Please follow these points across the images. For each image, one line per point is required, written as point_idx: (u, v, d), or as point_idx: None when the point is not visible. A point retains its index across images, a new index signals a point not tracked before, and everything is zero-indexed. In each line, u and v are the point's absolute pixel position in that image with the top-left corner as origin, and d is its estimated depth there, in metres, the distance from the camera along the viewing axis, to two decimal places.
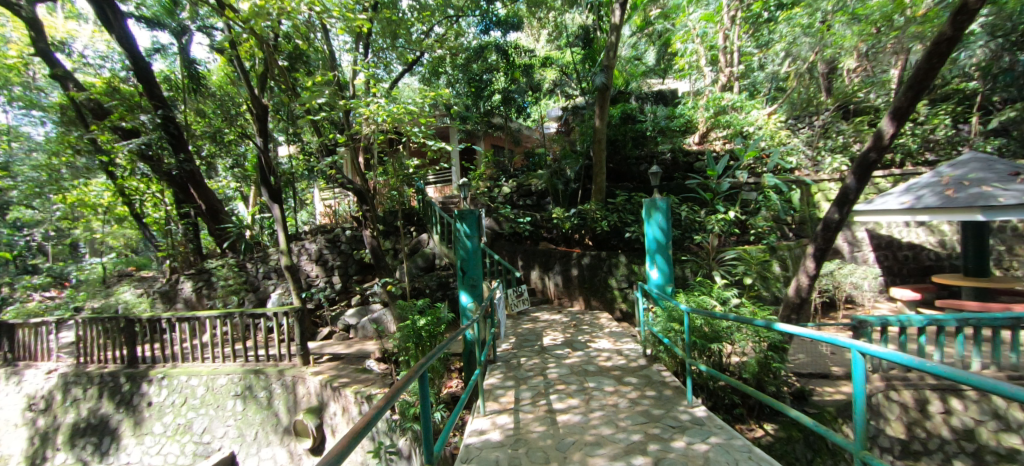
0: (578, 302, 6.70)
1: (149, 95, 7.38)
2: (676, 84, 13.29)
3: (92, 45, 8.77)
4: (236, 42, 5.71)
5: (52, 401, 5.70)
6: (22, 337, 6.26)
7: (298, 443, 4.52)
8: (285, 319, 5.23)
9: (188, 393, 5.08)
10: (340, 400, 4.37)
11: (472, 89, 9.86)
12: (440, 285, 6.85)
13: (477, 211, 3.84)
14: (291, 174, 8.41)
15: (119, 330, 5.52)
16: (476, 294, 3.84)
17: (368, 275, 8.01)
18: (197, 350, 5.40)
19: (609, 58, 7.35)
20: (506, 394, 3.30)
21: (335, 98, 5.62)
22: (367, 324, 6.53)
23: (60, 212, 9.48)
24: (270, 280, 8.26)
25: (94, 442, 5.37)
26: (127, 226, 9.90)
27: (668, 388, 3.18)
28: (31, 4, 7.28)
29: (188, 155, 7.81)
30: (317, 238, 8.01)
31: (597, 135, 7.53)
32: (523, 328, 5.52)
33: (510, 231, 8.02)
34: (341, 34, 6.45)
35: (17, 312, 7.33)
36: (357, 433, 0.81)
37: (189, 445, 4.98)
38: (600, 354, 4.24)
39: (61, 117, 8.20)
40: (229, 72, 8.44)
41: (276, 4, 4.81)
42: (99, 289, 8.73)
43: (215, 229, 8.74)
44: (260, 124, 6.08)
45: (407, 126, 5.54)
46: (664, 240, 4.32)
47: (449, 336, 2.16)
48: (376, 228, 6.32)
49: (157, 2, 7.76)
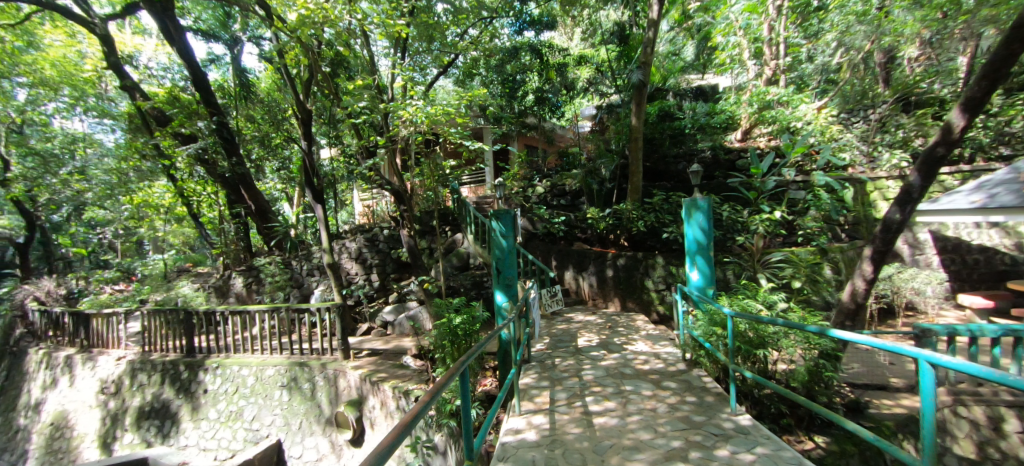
0: (613, 303, 6.59)
1: (206, 103, 7.87)
2: (717, 80, 12.76)
3: (155, 57, 9.48)
4: (284, 51, 6.02)
5: (122, 385, 6.21)
6: (96, 326, 6.88)
7: (338, 434, 4.67)
8: (327, 315, 5.45)
9: (240, 383, 5.41)
10: (379, 394, 4.50)
11: (506, 90, 9.92)
12: (475, 284, 6.96)
13: (513, 210, 3.81)
14: (334, 176, 8.75)
15: (179, 321, 5.97)
16: (512, 294, 3.83)
17: (405, 273, 8.15)
18: (247, 342, 5.74)
19: (646, 55, 7.19)
20: (542, 394, 3.28)
21: (375, 102, 5.81)
22: (404, 321, 6.73)
23: (128, 212, 10.31)
24: (314, 277, 8.61)
25: (157, 425, 5.78)
26: (185, 225, 10.66)
27: (710, 395, 3.07)
28: (104, 21, 7.92)
29: (240, 158, 8.26)
30: (357, 237, 8.32)
31: (634, 133, 7.39)
32: (557, 329, 5.50)
33: (543, 231, 8.03)
34: (380, 40, 6.67)
35: (92, 303, 8.03)
36: (403, 428, 0.83)
37: (240, 431, 5.26)
38: (637, 357, 4.15)
39: (130, 124, 8.93)
40: (276, 80, 8.95)
41: (321, 13, 5.02)
42: (161, 283, 9.43)
43: (264, 228, 9.21)
44: (305, 128, 6.32)
45: (444, 127, 5.67)
46: (705, 240, 4.17)
47: (488, 334, 2.17)
48: (411, 227, 6.45)
49: (213, 16, 8.34)
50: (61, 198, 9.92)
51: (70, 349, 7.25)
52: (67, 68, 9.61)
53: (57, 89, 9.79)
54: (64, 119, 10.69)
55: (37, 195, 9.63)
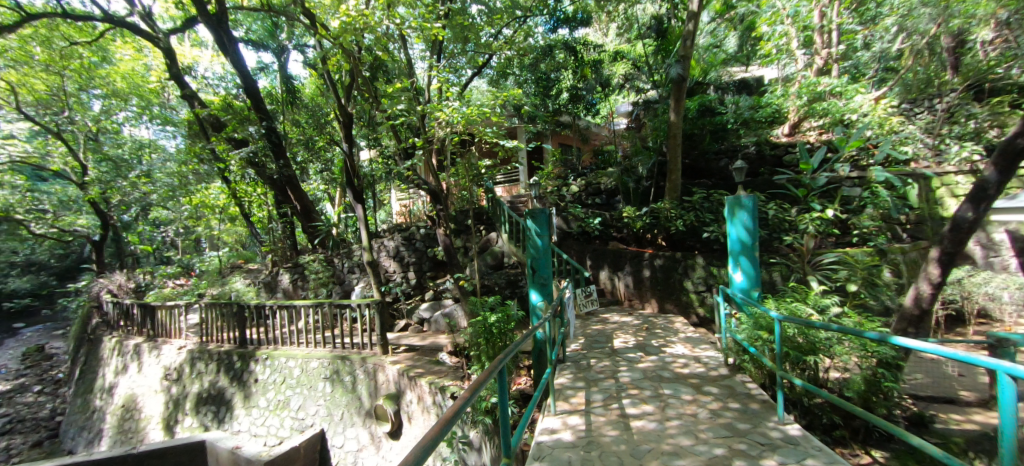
0: (651, 304, 6.44)
1: (256, 109, 8.33)
2: (762, 71, 12.11)
3: (211, 67, 10.16)
4: (327, 58, 6.28)
5: (184, 372, 6.71)
6: (161, 317, 7.47)
7: (377, 426, 4.82)
8: (366, 310, 5.65)
9: (287, 374, 5.71)
10: (416, 389, 4.62)
11: (541, 88, 9.89)
12: (510, 283, 7.03)
13: (548, 209, 3.78)
14: (373, 177, 9.03)
15: (233, 314, 6.38)
16: (547, 293, 3.80)
17: (441, 271, 8.24)
18: (293, 335, 6.04)
19: (686, 48, 6.96)
20: (577, 395, 3.26)
21: (412, 104, 5.96)
22: (440, 318, 6.87)
23: (188, 212, 11.10)
24: (354, 274, 8.93)
25: (213, 411, 6.19)
26: (237, 225, 11.33)
27: (755, 402, 2.93)
28: (167, 36, 8.51)
29: (286, 161, 8.64)
30: (395, 235, 8.55)
31: (672, 130, 7.18)
32: (592, 329, 5.43)
33: (578, 230, 7.97)
34: (417, 43, 6.83)
35: (157, 295, 8.71)
36: (445, 424, 0.86)
37: (287, 420, 5.55)
38: (675, 360, 4.03)
39: (189, 131, 9.60)
40: (319, 85, 9.36)
41: (362, 19, 5.19)
42: (217, 278, 10.10)
43: (309, 227, 9.61)
44: (346, 131, 6.55)
45: (480, 127, 5.74)
46: (749, 240, 3.99)
47: (523, 333, 2.17)
48: (448, 226, 6.52)
49: (262, 27, 8.82)
50: (131, 199, 10.80)
51: (139, 338, 7.91)
52: (134, 81, 10.61)
53: (128, 99, 10.81)
54: (133, 127, 11.63)
55: (111, 197, 10.54)
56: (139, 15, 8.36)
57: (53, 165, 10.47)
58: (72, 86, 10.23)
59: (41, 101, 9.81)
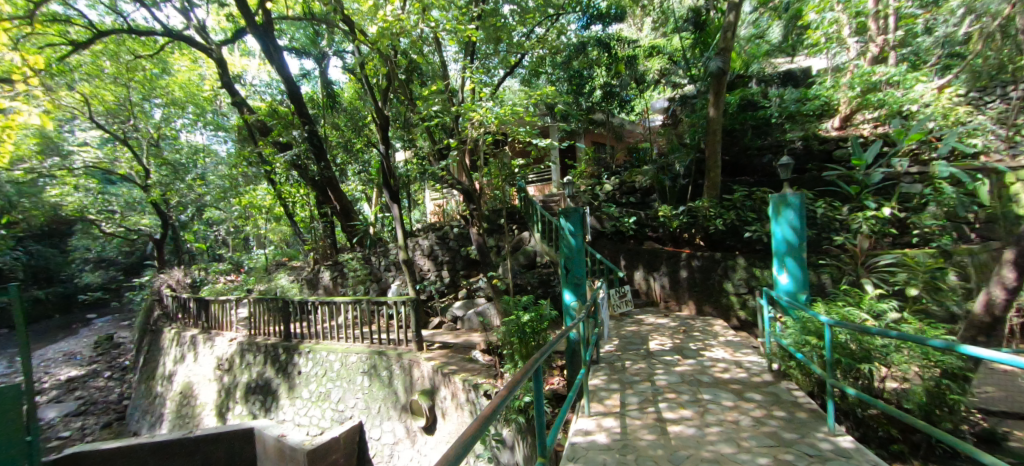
0: (688, 306, 6.26)
1: (299, 114, 8.64)
2: (809, 63, 11.47)
3: (259, 75, 10.78)
4: (365, 62, 6.50)
5: (234, 363, 7.13)
6: (215, 311, 7.98)
7: (413, 421, 4.94)
8: (402, 307, 5.81)
9: (328, 367, 5.95)
10: (450, 386, 4.69)
11: (573, 86, 9.80)
12: (542, 283, 7.00)
13: (582, 208, 3.73)
14: (408, 178, 9.24)
15: (279, 308, 6.72)
16: (580, 293, 3.76)
17: (473, 270, 8.34)
18: (334, 330, 6.29)
19: (726, 40, 6.69)
20: (612, 397, 3.21)
21: (447, 106, 6.05)
22: (473, 316, 6.96)
23: (238, 212, 11.77)
24: (390, 272, 9.18)
25: (261, 400, 6.53)
26: (282, 224, 11.91)
27: (802, 411, 2.79)
28: (219, 47, 9.01)
29: (327, 163, 8.97)
30: (429, 234, 8.73)
31: (711, 125, 6.94)
32: (626, 330, 5.34)
33: (612, 230, 7.85)
34: (451, 46, 6.95)
35: (211, 290, 9.30)
36: (486, 420, 0.86)
37: (328, 411, 5.78)
38: (715, 364, 3.89)
39: (239, 135, 10.18)
40: (357, 90, 9.72)
41: (398, 24, 5.31)
42: (264, 275, 10.66)
43: (347, 226, 10.05)
44: (383, 133, 6.73)
45: (513, 126, 5.77)
46: (796, 240, 3.78)
47: (559, 333, 2.14)
48: (481, 225, 6.55)
49: (304, 35, 9.26)
50: (187, 200, 11.58)
51: (195, 329, 8.48)
52: (190, 90, 11.33)
53: (185, 107, 11.64)
54: (189, 133, 12.44)
55: (170, 198, 11.35)
56: (194, 29, 8.89)
57: (120, 170, 11.37)
58: (136, 96, 11.07)
59: (111, 111, 10.66)
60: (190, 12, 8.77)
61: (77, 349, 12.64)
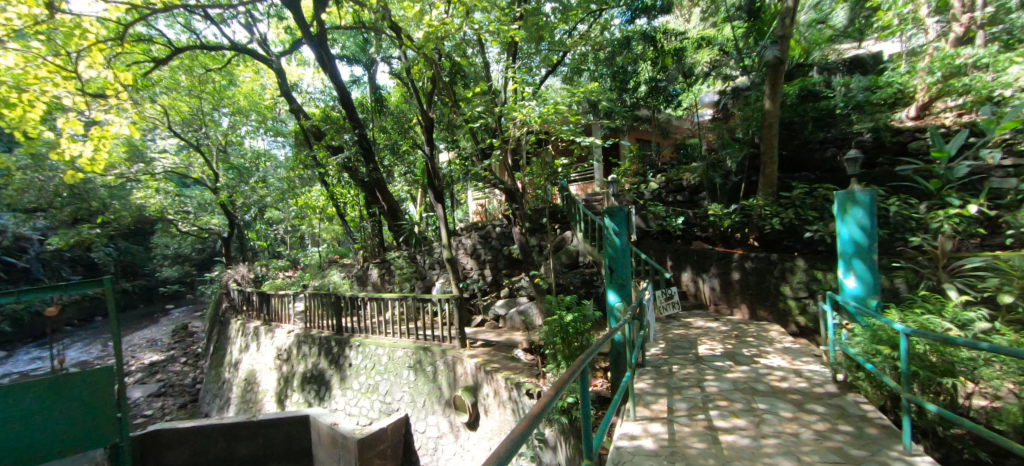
0: (741, 310, 5.96)
1: (350, 118, 8.84)
2: (880, 47, 10.51)
3: (314, 83, 11.50)
4: (411, 67, 6.72)
5: (292, 353, 7.61)
6: (275, 304, 8.56)
7: (456, 416, 5.04)
8: (446, 305, 5.94)
9: (376, 360, 6.20)
10: (492, 383, 4.74)
11: (617, 83, 9.58)
12: (585, 283, 6.95)
13: (627, 206, 3.62)
14: (451, 178, 9.42)
15: (331, 303, 7.10)
16: (625, 294, 3.65)
17: (515, 269, 8.39)
18: (382, 325, 6.55)
19: (784, 27, 6.28)
20: (659, 402, 3.11)
21: (490, 106, 6.12)
22: (515, 315, 7.00)
23: (295, 213, 12.54)
24: (435, 270, 9.43)
25: (315, 389, 6.92)
26: (334, 223, 12.55)
27: (872, 426, 2.56)
28: (278, 58, 9.58)
29: (376, 165, 9.32)
30: (472, 234, 8.87)
31: (767, 119, 6.55)
32: (673, 334, 5.16)
33: (658, 229, 7.63)
34: (494, 47, 7.02)
35: (271, 285, 9.97)
36: (535, 418, 0.87)
37: (376, 403, 6.04)
38: (771, 372, 3.67)
39: (296, 140, 10.82)
40: (404, 93, 10.08)
41: (443, 27, 5.42)
42: (318, 272, 11.28)
43: (394, 226, 10.23)
44: (427, 135, 6.91)
45: (556, 125, 5.74)
46: (865, 241, 3.48)
47: (605, 333, 2.11)
48: (523, 224, 6.55)
49: (354, 43, 9.76)
50: (251, 201, 12.50)
51: (258, 321, 9.15)
52: (253, 99, 12.47)
53: (248, 115, 12.56)
54: (252, 139, 13.38)
55: (236, 200, 12.28)
56: (256, 42, 9.55)
57: (194, 174, 12.45)
58: (208, 107, 12.06)
59: (186, 121, 11.68)
60: (253, 27, 9.43)
61: (159, 336, 14.02)
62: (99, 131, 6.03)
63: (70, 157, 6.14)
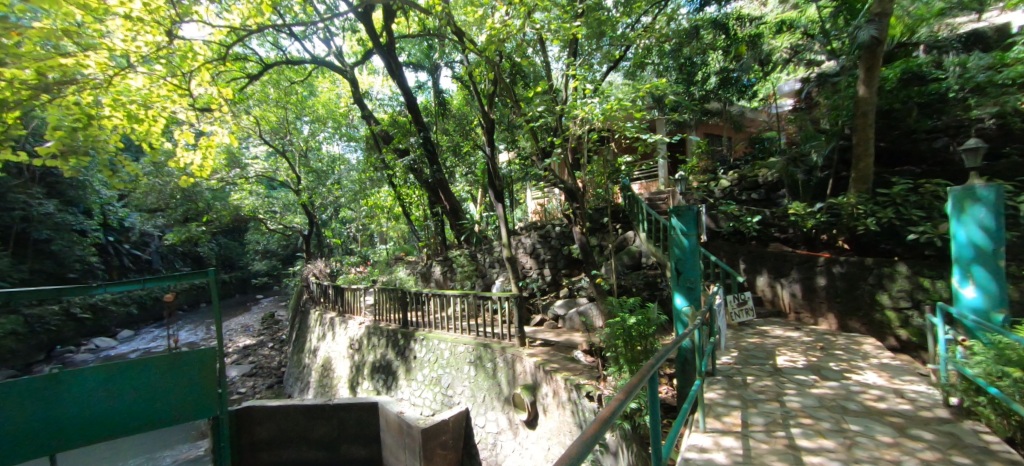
0: (827, 320, 5.43)
1: (415, 121, 9.29)
2: (1006, 18, 8.99)
3: (383, 90, 12.20)
4: (473, 70, 6.89)
5: (363, 344, 8.13)
6: (348, 297, 9.22)
7: (515, 414, 5.09)
8: (506, 303, 5.97)
9: (439, 354, 6.45)
10: (551, 383, 4.72)
11: (684, 75, 9.09)
12: (648, 285, 6.70)
13: (697, 205, 3.37)
14: (511, 179, 9.52)
15: (398, 298, 7.50)
16: (694, 298, 3.42)
17: (575, 269, 8.30)
18: (444, 320, 6.76)
19: (882, 3, 5.60)
20: (732, 414, 2.91)
21: (551, 105, 6.09)
22: (574, 316, 6.93)
23: (365, 212, 13.37)
24: (495, 269, 9.59)
25: (383, 379, 7.35)
26: (400, 222, 13.22)
27: (997, 461, 2.20)
28: (352, 68, 10.24)
29: (439, 166, 9.64)
30: (531, 233, 8.89)
31: (861, 107, 5.88)
32: (747, 342, 4.82)
33: (730, 230, 7.16)
34: (555, 45, 6.97)
35: (345, 279, 10.74)
36: (608, 418, 0.84)
37: (438, 395, 6.28)
38: (865, 390, 3.29)
39: (367, 144, 11.55)
40: (465, 96, 10.39)
41: (505, 29, 5.50)
42: (386, 267, 11.94)
43: (455, 225, 10.39)
44: (488, 136, 7.03)
45: (621, 122, 5.59)
46: (988, 244, 2.98)
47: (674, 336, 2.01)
48: (584, 224, 6.42)
49: (419, 50, 10.24)
50: (328, 202, 13.55)
51: (333, 312, 9.89)
52: (330, 107, 13.56)
53: (325, 122, 13.63)
54: (329, 145, 14.44)
55: (315, 200, 13.36)
56: (333, 54, 10.31)
57: (280, 178, 13.76)
58: (292, 116, 13.27)
59: (274, 129, 12.95)
60: (330, 41, 10.19)
61: (251, 323, 15.67)
62: (206, 140, 6.86)
63: (183, 164, 7.03)
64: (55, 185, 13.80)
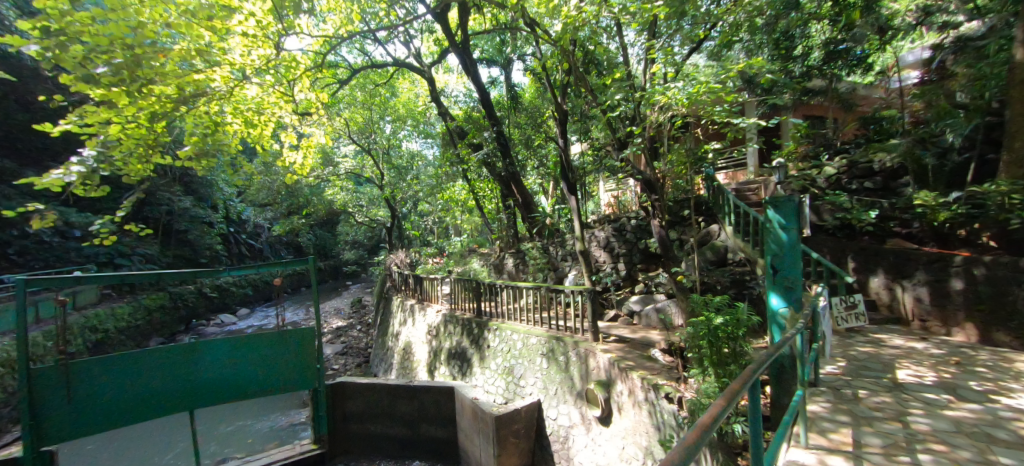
0: (964, 331, 4.62)
1: (488, 116, 9.48)
2: None
3: (458, 88, 12.62)
4: (546, 62, 6.83)
5: (440, 331, 8.55)
6: (427, 286, 9.73)
7: (588, 409, 5.01)
8: (579, 297, 5.86)
9: (512, 345, 6.56)
10: (627, 382, 4.56)
11: (781, 51, 8.19)
12: (735, 283, 6.19)
13: (799, 196, 3.01)
14: (584, 170, 9.33)
15: (473, 288, 7.75)
16: (793, 299, 3.06)
17: (652, 264, 7.93)
18: (517, 312, 6.84)
19: None
20: (840, 431, 2.58)
21: (630, 92, 5.81)
22: (651, 313, 6.64)
23: (442, 205, 13.98)
24: (567, 262, 9.50)
25: (459, 365, 7.67)
26: (474, 215, 13.61)
27: None
28: (430, 67, 10.65)
29: (512, 160, 9.68)
30: (605, 226, 8.66)
31: (1018, 74, 4.85)
32: (858, 352, 4.25)
33: (837, 223, 6.34)
34: (633, 29, 6.64)
35: (424, 269, 11.36)
36: (711, 424, 0.77)
37: (511, 385, 6.42)
38: (1019, 417, 2.74)
39: (443, 140, 12.01)
40: (538, 89, 10.40)
41: (580, 16, 5.34)
42: (461, 258, 12.40)
43: (527, 218, 10.38)
44: (561, 128, 6.92)
45: (708, 106, 5.17)
46: None
47: (781, 337, 1.78)
48: (663, 217, 6.08)
49: (492, 45, 10.40)
50: (407, 196, 14.38)
51: (413, 299, 10.51)
52: (410, 107, 14.31)
53: (406, 121, 14.44)
54: (408, 142, 15.24)
55: (396, 195, 14.24)
56: (412, 56, 10.81)
57: (366, 174, 14.95)
58: (377, 116, 14.26)
59: (361, 129, 14.02)
60: (410, 43, 10.71)
61: (343, 307, 17.26)
62: (305, 142, 7.61)
63: (288, 164, 7.89)
64: (191, 184, 16.29)
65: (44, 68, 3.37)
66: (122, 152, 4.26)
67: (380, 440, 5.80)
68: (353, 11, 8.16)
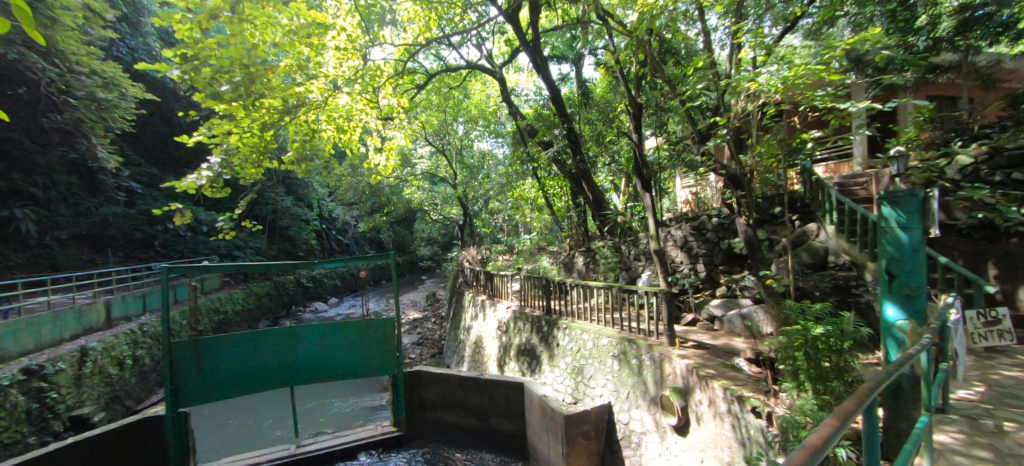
0: None
1: (559, 113, 9.43)
2: None
3: (529, 86, 12.70)
4: (620, 55, 6.61)
5: (509, 327, 8.69)
6: (497, 282, 9.95)
7: (663, 416, 4.79)
8: (653, 299, 5.61)
9: (581, 345, 6.46)
10: (707, 391, 4.27)
11: (898, 23, 7.10)
12: (838, 289, 5.50)
13: (925, 190, 2.57)
14: (659, 166, 8.89)
15: (542, 286, 7.77)
16: (916, 310, 2.64)
17: (736, 266, 7.34)
18: (588, 311, 6.72)
19: None
20: None
21: (713, 81, 5.42)
22: (735, 318, 6.16)
23: (512, 204, 14.19)
24: (640, 262, 9.11)
25: (528, 362, 7.75)
26: (543, 212, 13.62)
27: None
28: (501, 67, 10.83)
29: (583, 157, 9.52)
30: (683, 225, 8.18)
31: None
32: (1002, 376, 3.57)
33: (973, 223, 5.36)
34: (715, 12, 6.17)
35: (494, 266, 11.62)
36: (821, 445, 0.69)
37: (580, 385, 6.34)
38: None
39: (513, 139, 12.17)
40: (610, 83, 10.12)
41: (658, 4, 5.09)
42: (530, 255, 12.49)
43: (598, 215, 10.17)
44: (635, 122, 6.64)
45: (807, 91, 4.64)
46: None
47: (904, 353, 1.55)
48: (750, 214, 5.57)
49: (563, 41, 10.29)
50: (478, 194, 14.79)
51: (484, 295, 10.81)
52: (481, 107, 14.69)
53: (477, 121, 14.87)
54: (479, 142, 15.68)
55: (468, 192, 14.72)
56: (484, 58, 11.07)
57: (441, 174, 15.67)
58: (450, 118, 14.89)
59: (436, 131, 14.71)
60: (482, 45, 10.98)
61: (418, 300, 18.28)
62: (388, 144, 8.14)
63: (372, 165, 8.51)
64: (292, 185, 18.27)
65: (184, 89, 4.01)
66: (241, 159, 4.92)
67: (453, 429, 6.06)
68: (430, 18, 8.58)
